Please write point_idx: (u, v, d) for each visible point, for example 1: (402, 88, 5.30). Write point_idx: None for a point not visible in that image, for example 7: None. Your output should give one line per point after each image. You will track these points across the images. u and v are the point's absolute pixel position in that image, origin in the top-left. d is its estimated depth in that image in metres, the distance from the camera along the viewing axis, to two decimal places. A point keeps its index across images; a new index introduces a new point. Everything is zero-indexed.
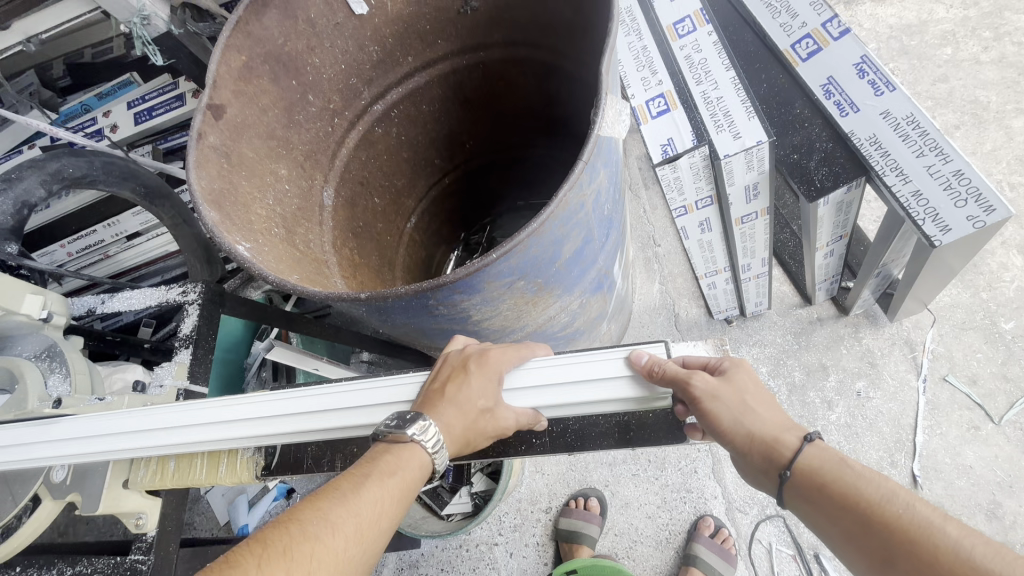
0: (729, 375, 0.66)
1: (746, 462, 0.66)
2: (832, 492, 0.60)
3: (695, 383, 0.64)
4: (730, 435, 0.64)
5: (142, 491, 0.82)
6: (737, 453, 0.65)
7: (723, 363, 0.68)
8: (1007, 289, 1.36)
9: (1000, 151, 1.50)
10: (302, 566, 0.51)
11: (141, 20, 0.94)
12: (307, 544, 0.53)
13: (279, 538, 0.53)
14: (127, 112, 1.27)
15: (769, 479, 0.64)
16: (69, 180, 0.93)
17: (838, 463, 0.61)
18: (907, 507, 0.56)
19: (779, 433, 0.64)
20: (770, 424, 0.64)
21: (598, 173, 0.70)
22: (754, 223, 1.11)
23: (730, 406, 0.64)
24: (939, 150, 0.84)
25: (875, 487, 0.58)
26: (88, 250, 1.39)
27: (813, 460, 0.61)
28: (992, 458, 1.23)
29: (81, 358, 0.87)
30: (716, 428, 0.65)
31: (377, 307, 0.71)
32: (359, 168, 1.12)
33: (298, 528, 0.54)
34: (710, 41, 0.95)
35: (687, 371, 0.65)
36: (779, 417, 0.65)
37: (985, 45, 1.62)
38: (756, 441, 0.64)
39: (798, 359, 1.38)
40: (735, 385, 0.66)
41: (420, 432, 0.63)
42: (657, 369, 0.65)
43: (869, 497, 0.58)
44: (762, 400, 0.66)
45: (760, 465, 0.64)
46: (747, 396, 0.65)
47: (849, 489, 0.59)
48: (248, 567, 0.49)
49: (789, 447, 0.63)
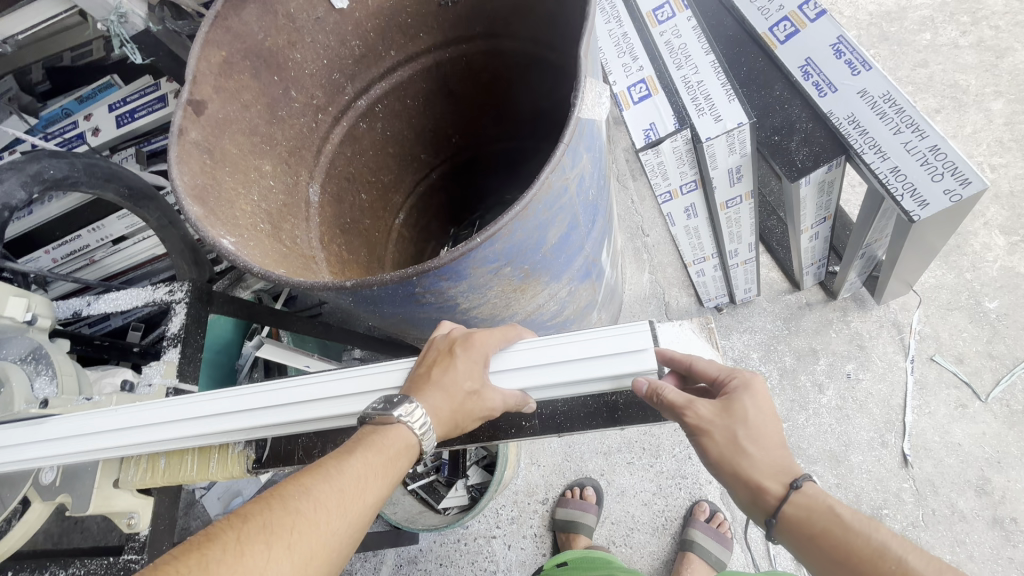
0: (728, 402, 0.65)
1: (737, 500, 0.67)
2: (823, 544, 0.61)
3: (688, 416, 0.66)
4: (720, 472, 0.66)
5: (134, 489, 0.82)
6: (729, 488, 0.67)
7: (731, 381, 0.66)
8: (991, 269, 1.38)
9: (980, 133, 1.52)
10: (283, 539, 0.52)
11: (118, 18, 0.94)
12: (287, 517, 0.53)
13: (259, 511, 0.53)
14: (108, 115, 1.26)
15: (759, 520, 0.66)
16: (50, 182, 0.92)
17: (828, 513, 0.61)
18: (899, 561, 0.56)
19: (766, 479, 0.64)
20: (761, 469, 0.64)
21: (580, 157, 0.71)
22: (739, 207, 1.13)
23: (721, 444, 0.64)
24: (916, 126, 0.85)
25: (866, 539, 0.59)
26: (73, 255, 1.37)
27: (799, 508, 0.62)
28: (980, 434, 1.25)
29: (68, 360, 0.85)
30: (707, 462, 0.66)
31: (365, 298, 0.71)
32: (345, 163, 1.12)
33: (279, 502, 0.54)
34: (689, 25, 0.97)
35: (684, 401, 0.66)
36: (771, 459, 0.64)
37: (964, 29, 1.64)
38: (743, 484, 0.64)
39: (787, 343, 1.40)
40: (733, 416, 0.64)
41: (406, 413, 0.63)
42: (657, 395, 0.67)
43: (860, 551, 0.58)
44: (757, 440, 0.64)
45: (750, 506, 0.66)
46: (740, 432, 0.64)
47: (839, 542, 0.60)
48: (227, 539, 0.50)
49: (774, 496, 0.63)
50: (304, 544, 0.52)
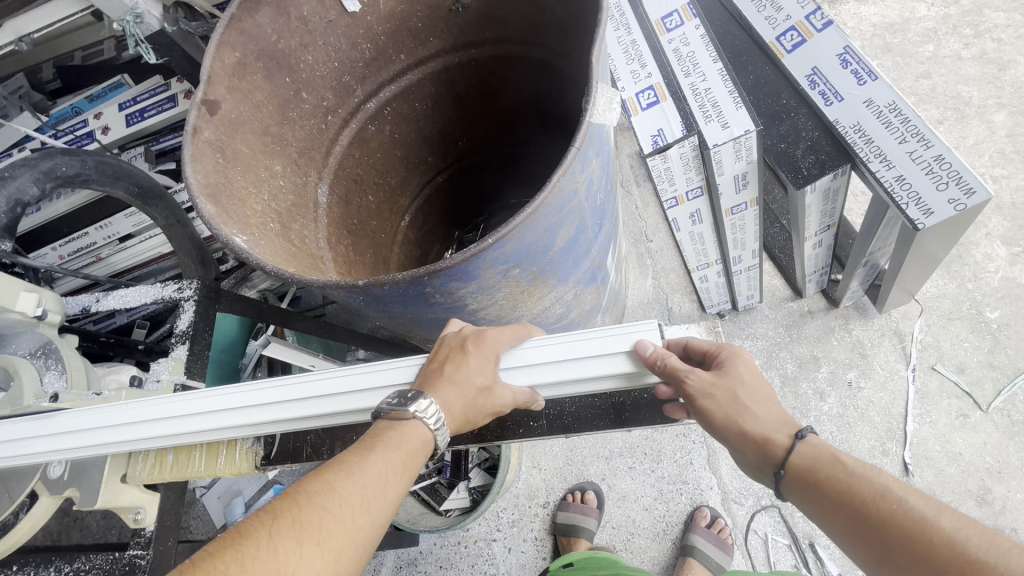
0: (724, 366, 0.67)
1: (743, 458, 0.68)
2: (826, 488, 0.61)
3: (690, 380, 0.65)
4: (722, 432, 0.67)
5: (142, 485, 0.82)
6: (733, 448, 0.67)
7: (721, 353, 0.68)
8: (992, 279, 1.39)
9: (983, 144, 1.53)
10: (312, 536, 0.52)
11: (134, 18, 0.95)
12: (315, 514, 0.53)
13: (287, 508, 0.53)
14: (118, 114, 1.27)
15: (765, 475, 0.66)
16: (62, 179, 0.93)
17: (831, 460, 0.62)
18: (900, 501, 0.57)
19: (771, 431, 0.65)
20: (762, 424, 0.65)
21: (590, 161, 0.72)
22: (744, 214, 1.13)
23: (723, 404, 0.65)
24: (922, 137, 0.86)
25: (868, 482, 0.59)
26: (80, 252, 1.38)
27: (804, 458, 0.63)
28: (982, 444, 1.25)
29: (77, 356, 0.87)
30: (710, 424, 0.67)
31: (375, 297, 0.72)
32: (353, 165, 1.13)
33: (306, 500, 0.54)
34: (698, 34, 0.98)
35: (686, 367, 0.65)
36: (773, 415, 0.66)
37: (966, 42, 1.66)
38: (748, 439, 0.66)
39: (789, 351, 1.40)
40: (731, 379, 0.66)
41: (420, 409, 0.63)
42: (661, 361, 0.65)
43: (863, 494, 0.59)
44: (759, 397, 0.66)
45: (756, 461, 0.66)
46: (741, 392, 0.66)
47: (843, 485, 0.60)
48: (258, 536, 0.50)
49: (781, 447, 0.64)
50: (332, 541, 0.53)
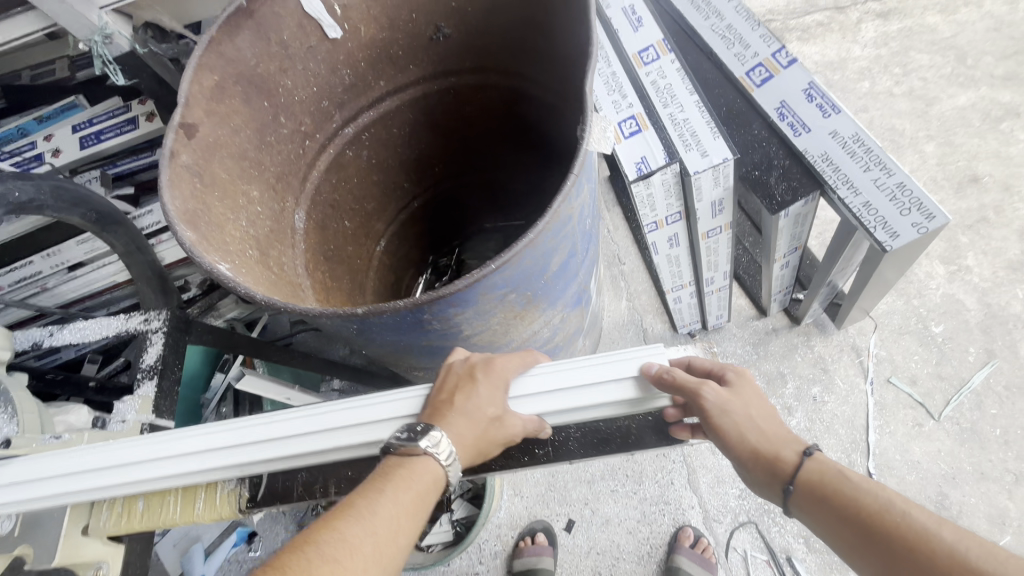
0: (734, 386, 0.70)
1: (751, 476, 0.70)
2: (832, 502, 0.63)
3: (704, 394, 0.66)
4: (734, 448, 0.69)
5: (105, 538, 0.74)
6: (743, 466, 0.69)
7: (728, 372, 0.71)
8: (934, 296, 1.49)
9: (918, 172, 1.66)
10: None
11: (103, 38, 0.92)
12: (326, 567, 0.50)
13: (296, 562, 0.50)
14: (71, 136, 1.20)
15: (773, 490, 0.68)
16: (14, 205, 0.86)
17: (837, 476, 0.64)
18: (904, 515, 0.58)
19: (779, 447, 0.68)
20: (771, 440, 0.68)
21: (583, 188, 0.73)
22: (718, 237, 1.19)
23: (735, 420, 0.67)
24: (883, 164, 0.96)
25: (873, 497, 0.61)
26: (22, 283, 1.27)
27: (812, 473, 0.65)
28: (937, 452, 1.33)
29: (30, 396, 0.80)
30: (722, 439, 0.68)
31: (366, 325, 0.69)
32: (330, 190, 1.11)
33: (315, 552, 0.51)
34: (673, 68, 1.05)
35: (698, 381, 0.66)
36: (779, 433, 0.69)
37: (896, 79, 1.82)
38: (758, 457, 0.68)
39: (758, 368, 1.45)
40: (742, 398, 0.69)
41: (432, 443, 0.61)
42: (667, 375, 0.66)
43: (868, 507, 0.60)
44: (765, 414, 0.69)
45: (763, 477, 0.68)
46: (751, 410, 0.69)
47: (849, 500, 0.62)
48: None
49: (789, 463, 0.67)
50: None
